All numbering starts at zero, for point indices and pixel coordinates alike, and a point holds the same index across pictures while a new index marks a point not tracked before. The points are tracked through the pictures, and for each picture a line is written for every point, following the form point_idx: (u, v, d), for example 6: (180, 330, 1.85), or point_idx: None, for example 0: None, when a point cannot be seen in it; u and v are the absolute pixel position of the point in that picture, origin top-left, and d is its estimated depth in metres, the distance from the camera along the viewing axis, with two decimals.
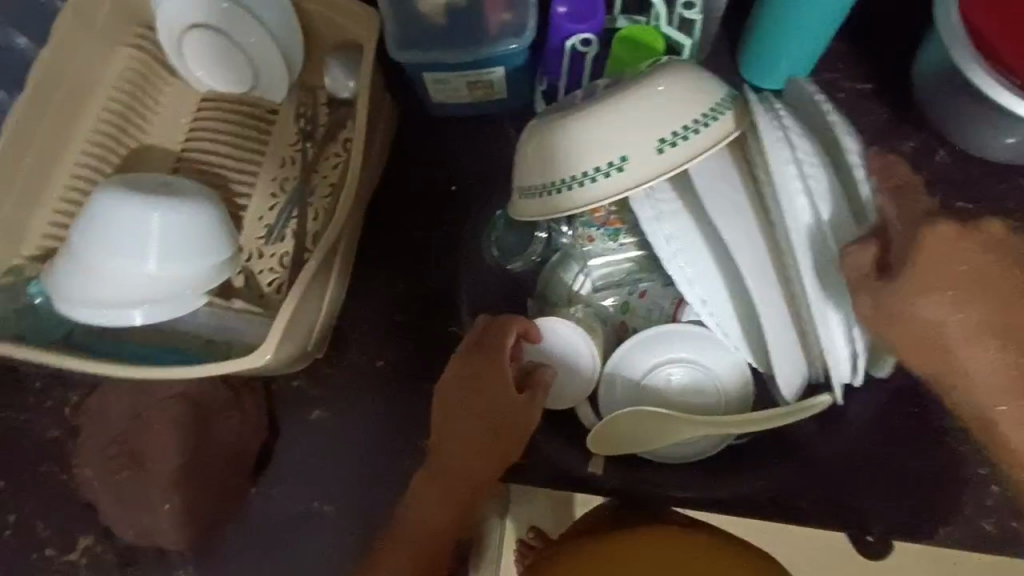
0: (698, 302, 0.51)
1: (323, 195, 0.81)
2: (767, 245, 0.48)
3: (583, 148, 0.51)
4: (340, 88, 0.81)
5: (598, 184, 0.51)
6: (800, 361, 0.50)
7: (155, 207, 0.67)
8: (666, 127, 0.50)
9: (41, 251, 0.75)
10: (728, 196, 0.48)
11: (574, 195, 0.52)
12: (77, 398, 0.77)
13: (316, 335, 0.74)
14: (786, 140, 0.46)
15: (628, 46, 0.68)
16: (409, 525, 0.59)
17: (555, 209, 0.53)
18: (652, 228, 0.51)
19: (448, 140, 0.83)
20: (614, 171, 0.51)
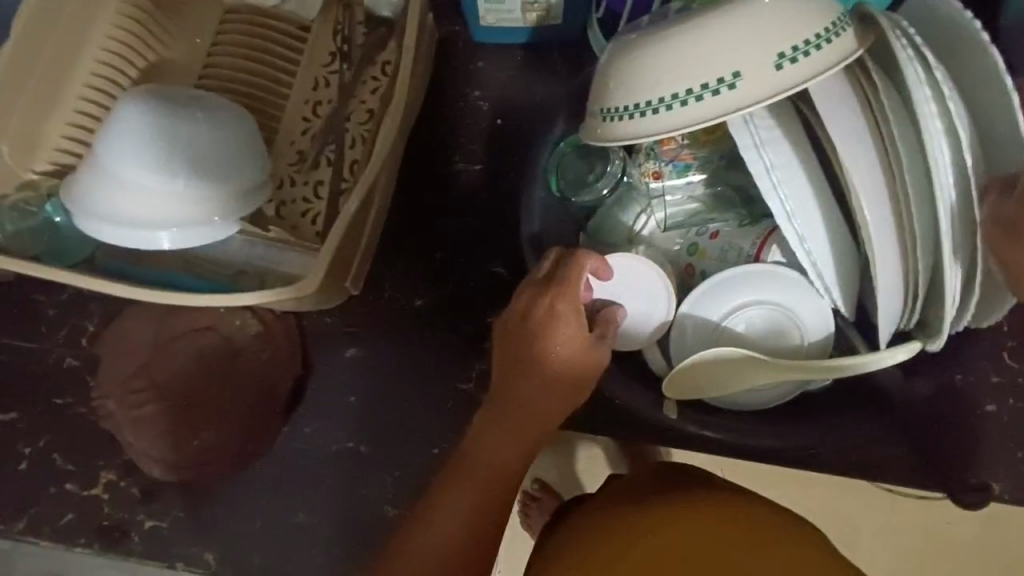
0: (795, 239, 0.49)
1: (361, 121, 0.75)
2: (886, 177, 0.46)
3: (685, 62, 0.46)
4: (383, 5, 0.76)
5: (701, 104, 0.46)
6: (902, 302, 0.48)
7: (191, 121, 0.63)
8: (784, 42, 0.45)
9: (55, 166, 0.69)
10: (850, 121, 0.45)
11: (671, 117, 0.47)
12: (95, 327, 0.72)
13: (355, 268, 0.70)
14: (918, 60, 0.43)
15: None
16: (462, 479, 0.55)
17: (647, 130, 0.47)
18: (752, 157, 0.47)
19: (495, 66, 0.77)
20: (721, 89, 0.45)
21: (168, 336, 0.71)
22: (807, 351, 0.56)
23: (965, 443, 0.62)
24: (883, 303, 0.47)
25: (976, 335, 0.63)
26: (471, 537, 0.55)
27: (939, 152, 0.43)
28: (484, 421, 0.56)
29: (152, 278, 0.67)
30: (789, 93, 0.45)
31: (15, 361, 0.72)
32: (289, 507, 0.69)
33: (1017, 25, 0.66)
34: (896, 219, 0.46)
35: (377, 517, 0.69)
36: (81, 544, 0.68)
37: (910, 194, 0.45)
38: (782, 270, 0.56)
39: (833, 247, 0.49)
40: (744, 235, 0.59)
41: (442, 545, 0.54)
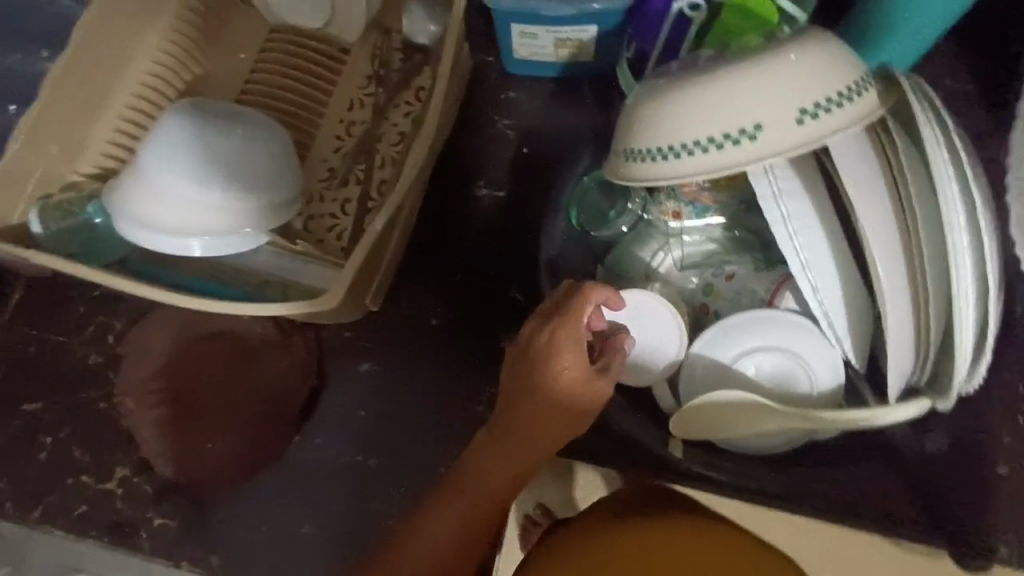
0: (810, 289, 0.49)
1: (391, 143, 0.78)
2: (902, 232, 0.47)
3: (711, 110, 0.47)
4: (418, 32, 0.78)
5: (722, 152, 0.47)
6: (912, 355, 0.48)
7: (220, 132, 0.65)
8: (807, 97, 0.46)
9: (98, 169, 0.72)
10: (869, 176, 0.46)
11: (691, 162, 0.48)
12: (120, 327, 0.74)
13: (374, 286, 0.72)
14: (937, 122, 0.45)
15: (743, 15, 0.64)
16: (454, 503, 0.56)
17: (669, 174, 0.49)
18: (770, 207, 0.48)
19: (524, 97, 0.79)
20: (742, 139, 0.47)
21: (191, 339, 0.73)
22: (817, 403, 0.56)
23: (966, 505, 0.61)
24: (894, 357, 0.47)
25: (987, 394, 0.63)
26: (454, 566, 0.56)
27: (954, 215, 0.44)
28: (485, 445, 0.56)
29: (179, 282, 0.69)
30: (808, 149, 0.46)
31: (43, 353, 0.74)
32: (294, 517, 0.70)
33: None
34: (911, 275, 0.47)
35: (379, 532, 0.69)
36: (93, 536, 0.70)
37: (926, 249, 0.46)
38: (795, 318, 0.56)
39: (840, 296, 0.50)
40: (759, 279, 0.61)
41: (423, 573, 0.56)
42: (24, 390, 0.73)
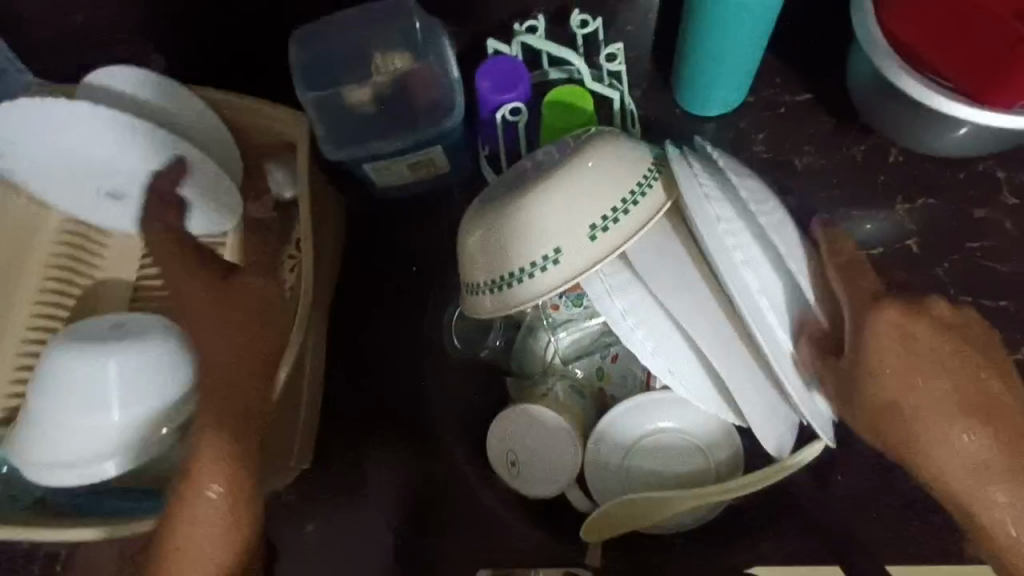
0: (619, 315, 0.49)
1: (284, 302, 0.79)
2: (500, 275, 0.51)
3: (508, 249, 0.50)
4: (284, 187, 0.80)
5: (518, 286, 0.51)
6: (787, 433, 0.51)
7: (99, 355, 0.65)
8: (579, 227, 0.49)
9: (9, 411, 0.73)
10: (617, 268, 0.50)
11: (504, 297, 0.51)
12: (64, 556, 0.74)
13: (296, 446, 0.71)
14: (623, 212, 0.49)
15: (560, 109, 0.67)
16: (211, 373, 0.64)
17: (490, 309, 0.52)
18: (607, 311, 0.49)
19: (392, 222, 0.81)
20: (525, 276, 0.50)
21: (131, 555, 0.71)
22: (719, 475, 0.56)
23: (990, 392, 0.49)
24: (763, 437, 0.50)
25: None
26: (249, 529, 0.60)
27: (757, 301, 0.48)
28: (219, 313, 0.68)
29: (87, 506, 0.68)
30: (595, 268, 0.49)
31: None
32: None
33: (878, 88, 0.71)
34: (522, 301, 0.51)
35: None
36: None
37: (649, 283, 0.49)
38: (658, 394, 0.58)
39: (693, 387, 0.51)
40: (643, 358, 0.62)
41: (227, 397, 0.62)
42: None
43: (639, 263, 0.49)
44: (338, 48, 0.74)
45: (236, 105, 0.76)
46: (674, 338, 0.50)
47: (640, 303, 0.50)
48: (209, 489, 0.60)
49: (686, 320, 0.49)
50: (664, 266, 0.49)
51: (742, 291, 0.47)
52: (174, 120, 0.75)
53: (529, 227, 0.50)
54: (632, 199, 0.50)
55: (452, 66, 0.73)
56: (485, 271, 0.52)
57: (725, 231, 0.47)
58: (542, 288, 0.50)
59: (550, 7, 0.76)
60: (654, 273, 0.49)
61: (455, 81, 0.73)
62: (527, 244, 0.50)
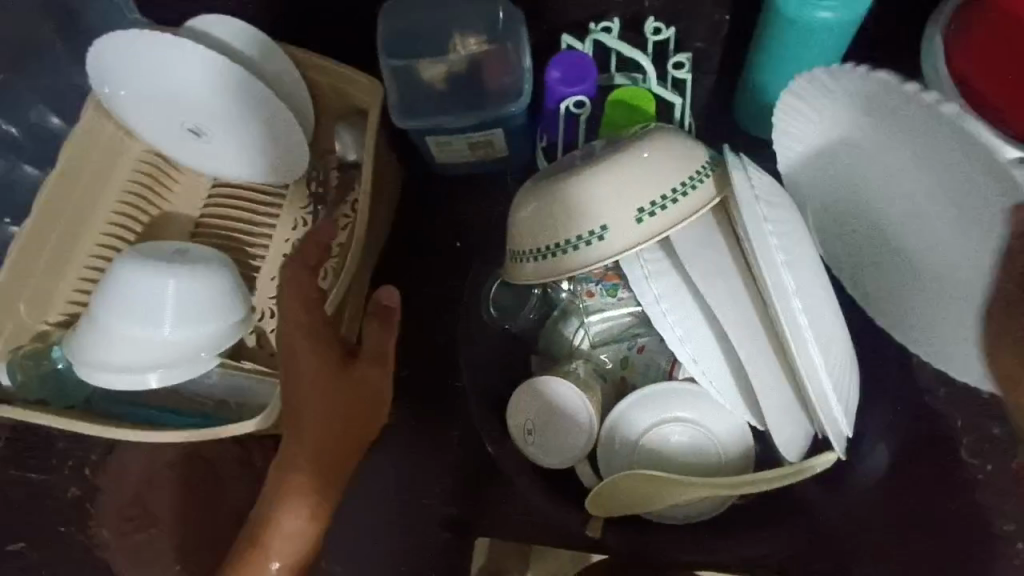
0: (653, 299, 0.52)
1: (332, 255, 0.83)
2: (546, 245, 0.54)
3: (558, 220, 0.53)
4: (349, 150, 0.84)
5: (560, 258, 0.53)
6: (802, 438, 0.52)
7: (164, 274, 0.70)
8: (627, 209, 0.52)
9: (67, 317, 0.78)
10: (657, 254, 0.53)
11: (546, 266, 0.54)
12: (96, 458, 0.80)
13: None
14: (669, 200, 0.52)
15: (622, 108, 0.70)
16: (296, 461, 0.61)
17: (531, 276, 0.55)
18: (642, 292, 0.52)
19: (442, 195, 0.85)
20: (569, 249, 0.53)
21: (160, 467, 0.76)
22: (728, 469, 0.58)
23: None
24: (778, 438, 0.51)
25: (909, 427, 0.66)
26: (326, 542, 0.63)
27: (785, 306, 0.49)
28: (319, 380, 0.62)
29: (129, 413, 0.73)
30: (637, 250, 0.52)
31: (31, 490, 0.80)
32: None
33: None
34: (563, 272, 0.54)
35: None
36: None
37: (691, 272, 0.51)
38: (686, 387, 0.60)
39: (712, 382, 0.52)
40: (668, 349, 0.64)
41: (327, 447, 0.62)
42: (18, 527, 0.79)
43: (681, 249, 0.51)
44: (420, 25, 0.79)
45: (319, 66, 0.81)
46: (701, 326, 0.52)
47: (673, 288, 0.52)
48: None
49: (718, 310, 0.50)
50: (703, 256, 0.51)
51: (776, 287, 0.49)
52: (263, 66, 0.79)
53: (580, 203, 0.53)
54: (680, 189, 0.52)
55: (523, 54, 0.76)
56: (532, 241, 0.55)
57: (769, 231, 0.49)
58: (583, 262, 0.53)
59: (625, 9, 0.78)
60: (693, 261, 0.51)
61: (524, 68, 0.76)
62: (576, 219, 0.53)
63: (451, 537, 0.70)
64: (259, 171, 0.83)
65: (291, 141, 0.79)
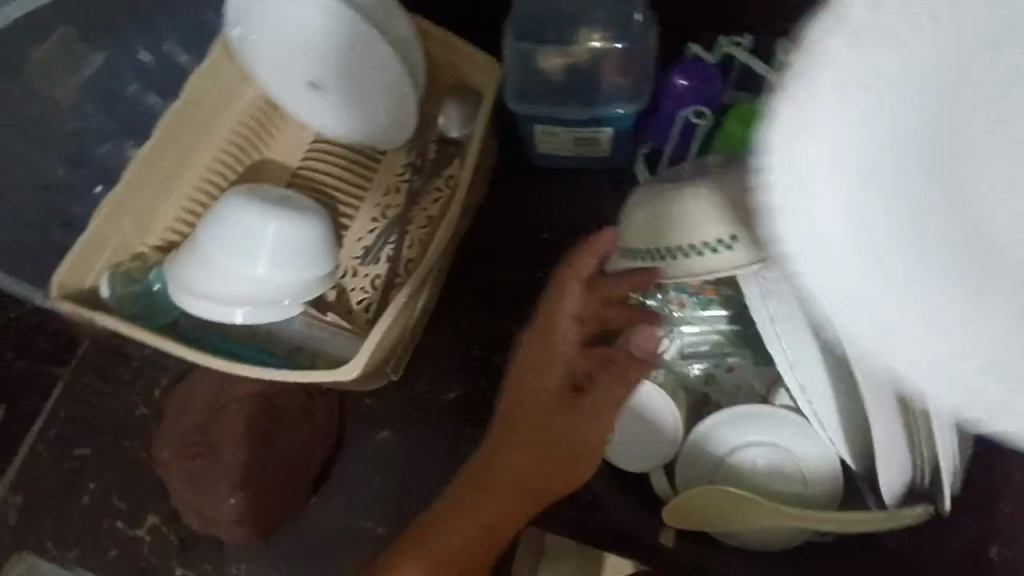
0: (767, 320, 0.52)
1: (421, 226, 0.84)
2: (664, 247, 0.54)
3: (683, 223, 0.53)
4: (452, 127, 0.84)
5: (678, 262, 0.53)
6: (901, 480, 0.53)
7: (269, 217, 0.72)
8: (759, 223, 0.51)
9: (165, 242, 0.80)
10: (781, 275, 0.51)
11: (660, 267, 0.54)
12: (166, 382, 0.81)
13: (396, 355, 0.76)
14: None
15: (745, 123, 0.69)
16: (467, 500, 0.60)
17: (643, 275, 0.55)
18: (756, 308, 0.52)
19: (537, 186, 0.85)
20: (691, 254, 0.53)
21: (225, 400, 0.78)
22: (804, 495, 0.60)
23: None
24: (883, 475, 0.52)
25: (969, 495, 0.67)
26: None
27: (1003, 287, 0.33)
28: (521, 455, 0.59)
29: (212, 343, 0.76)
30: (761, 267, 0.51)
31: (96, 403, 0.81)
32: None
33: None
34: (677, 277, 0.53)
35: None
36: None
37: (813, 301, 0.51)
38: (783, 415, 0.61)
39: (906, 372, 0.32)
40: (759, 374, 0.63)
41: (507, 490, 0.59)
42: (79, 435, 0.80)
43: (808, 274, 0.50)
44: (550, 10, 0.77)
45: (441, 40, 0.81)
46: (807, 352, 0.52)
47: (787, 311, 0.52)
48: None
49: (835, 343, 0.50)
50: None
51: None
52: (391, 26, 0.76)
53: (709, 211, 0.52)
54: None
55: (648, 56, 0.75)
56: (650, 240, 0.55)
57: None
58: (701, 269, 0.52)
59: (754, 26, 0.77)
60: None
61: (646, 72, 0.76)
62: (702, 225, 0.52)
63: None
64: (363, 134, 0.85)
65: (405, 110, 0.80)
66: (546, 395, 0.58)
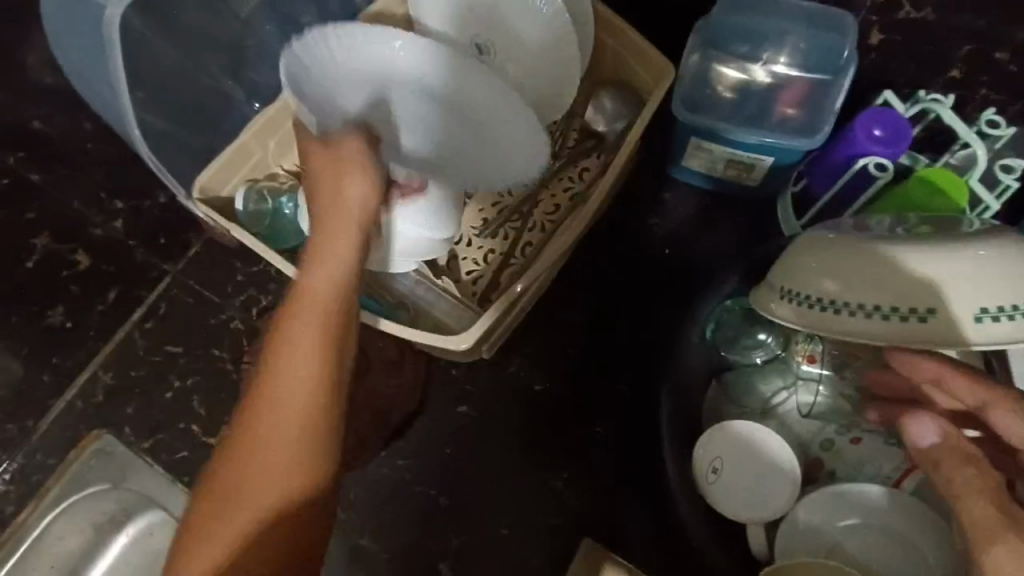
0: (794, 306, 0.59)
1: (546, 212, 0.82)
2: (840, 300, 0.50)
3: (861, 283, 0.49)
4: (601, 120, 0.82)
5: (853, 319, 0.49)
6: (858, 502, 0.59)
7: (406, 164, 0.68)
8: (965, 302, 0.47)
9: (299, 169, 0.80)
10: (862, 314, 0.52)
11: (828, 318, 0.51)
12: (265, 304, 0.81)
13: (494, 336, 0.73)
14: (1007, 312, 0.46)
15: (928, 189, 0.65)
16: (256, 433, 0.47)
17: (801, 322, 0.52)
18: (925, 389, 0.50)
19: (681, 200, 0.81)
20: (875, 315, 0.49)
21: None
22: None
23: None
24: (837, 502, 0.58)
25: None
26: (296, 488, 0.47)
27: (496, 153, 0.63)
28: (288, 380, 0.47)
29: None
30: (947, 348, 0.47)
31: (197, 306, 0.81)
32: (359, 530, 0.74)
33: None
34: (844, 335, 0.50)
35: (429, 560, 0.73)
36: (184, 480, 0.77)
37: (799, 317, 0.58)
38: (869, 489, 0.58)
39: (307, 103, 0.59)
40: (891, 455, 0.60)
41: (301, 377, 0.47)
42: (172, 333, 0.81)
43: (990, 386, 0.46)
44: (747, 25, 0.72)
45: (618, 32, 0.78)
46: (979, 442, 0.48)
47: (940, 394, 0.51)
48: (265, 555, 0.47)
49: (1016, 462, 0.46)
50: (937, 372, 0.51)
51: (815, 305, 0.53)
52: (576, 7, 0.74)
53: (902, 283, 0.48)
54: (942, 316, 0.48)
55: (839, 97, 0.70)
56: (825, 289, 0.51)
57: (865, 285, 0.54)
58: (879, 336, 0.48)
59: (953, 93, 0.74)
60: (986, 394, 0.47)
61: (829, 112, 0.70)
62: (892, 289, 0.48)
63: (561, 522, 0.73)
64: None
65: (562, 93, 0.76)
66: (317, 219, 0.52)
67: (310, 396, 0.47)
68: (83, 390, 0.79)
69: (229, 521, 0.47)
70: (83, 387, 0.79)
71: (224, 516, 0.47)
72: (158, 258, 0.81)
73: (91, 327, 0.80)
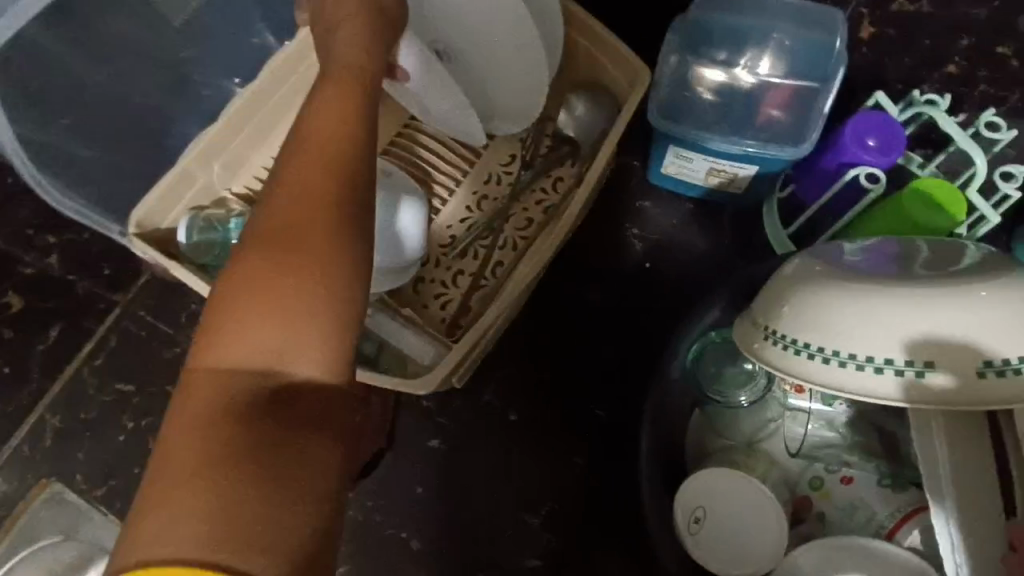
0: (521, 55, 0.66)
1: (518, 227, 0.77)
2: (834, 348, 0.45)
3: (853, 330, 0.45)
4: (571, 126, 0.76)
5: (847, 370, 0.45)
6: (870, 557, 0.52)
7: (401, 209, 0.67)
8: (967, 356, 0.43)
9: (248, 192, 0.74)
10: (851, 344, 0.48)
11: (818, 367, 0.46)
12: None
13: (462, 368, 0.68)
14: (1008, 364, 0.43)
15: (922, 202, 0.59)
16: (284, 223, 0.38)
17: (788, 369, 0.47)
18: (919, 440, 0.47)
19: (661, 212, 0.76)
20: (868, 367, 0.44)
21: None
22: None
23: None
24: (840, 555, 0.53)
25: None
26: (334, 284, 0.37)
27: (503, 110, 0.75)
28: (312, 167, 0.40)
29: None
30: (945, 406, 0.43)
31: (148, 340, 0.76)
32: None
33: None
34: (838, 388, 0.45)
35: None
36: None
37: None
38: (894, 551, 0.52)
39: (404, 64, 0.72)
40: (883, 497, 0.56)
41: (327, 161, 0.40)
42: (122, 369, 0.76)
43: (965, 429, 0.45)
44: (726, 26, 0.67)
45: (592, 32, 0.72)
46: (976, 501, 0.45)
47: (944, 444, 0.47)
48: (320, 353, 0.37)
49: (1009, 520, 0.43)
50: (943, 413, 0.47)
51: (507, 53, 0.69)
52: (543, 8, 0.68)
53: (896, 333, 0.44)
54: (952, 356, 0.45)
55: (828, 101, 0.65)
56: (814, 333, 0.46)
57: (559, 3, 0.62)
58: (877, 391, 0.44)
59: (948, 93, 0.68)
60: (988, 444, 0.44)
61: (817, 118, 0.65)
62: (885, 340, 0.44)
63: (540, 562, 0.69)
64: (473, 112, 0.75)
65: (530, 103, 0.71)
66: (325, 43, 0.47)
67: (347, 173, 0.40)
68: (30, 434, 0.74)
69: (268, 316, 0.36)
70: (31, 430, 0.74)
71: (246, 312, 0.36)
72: (102, 291, 0.75)
73: (36, 367, 0.75)
